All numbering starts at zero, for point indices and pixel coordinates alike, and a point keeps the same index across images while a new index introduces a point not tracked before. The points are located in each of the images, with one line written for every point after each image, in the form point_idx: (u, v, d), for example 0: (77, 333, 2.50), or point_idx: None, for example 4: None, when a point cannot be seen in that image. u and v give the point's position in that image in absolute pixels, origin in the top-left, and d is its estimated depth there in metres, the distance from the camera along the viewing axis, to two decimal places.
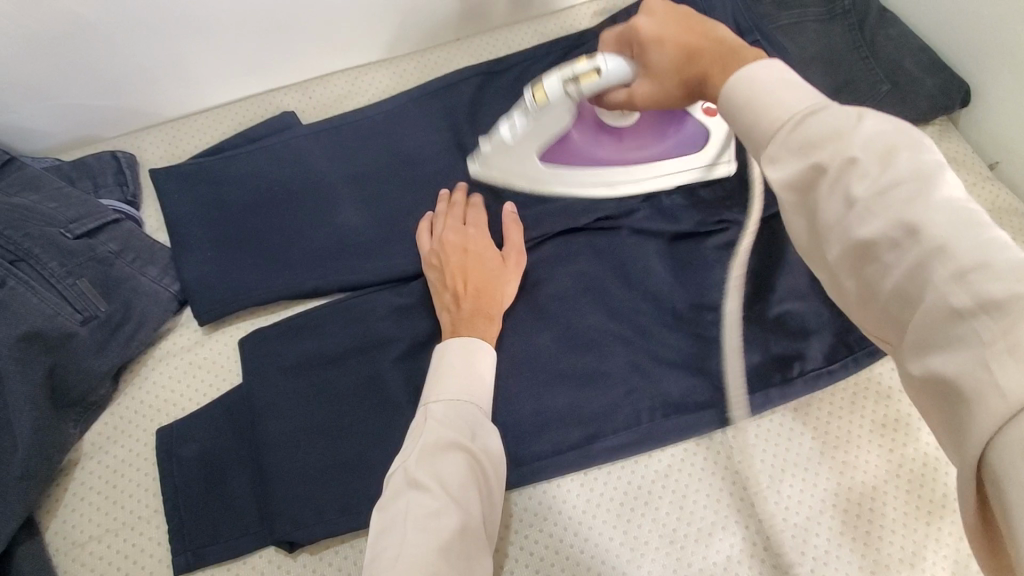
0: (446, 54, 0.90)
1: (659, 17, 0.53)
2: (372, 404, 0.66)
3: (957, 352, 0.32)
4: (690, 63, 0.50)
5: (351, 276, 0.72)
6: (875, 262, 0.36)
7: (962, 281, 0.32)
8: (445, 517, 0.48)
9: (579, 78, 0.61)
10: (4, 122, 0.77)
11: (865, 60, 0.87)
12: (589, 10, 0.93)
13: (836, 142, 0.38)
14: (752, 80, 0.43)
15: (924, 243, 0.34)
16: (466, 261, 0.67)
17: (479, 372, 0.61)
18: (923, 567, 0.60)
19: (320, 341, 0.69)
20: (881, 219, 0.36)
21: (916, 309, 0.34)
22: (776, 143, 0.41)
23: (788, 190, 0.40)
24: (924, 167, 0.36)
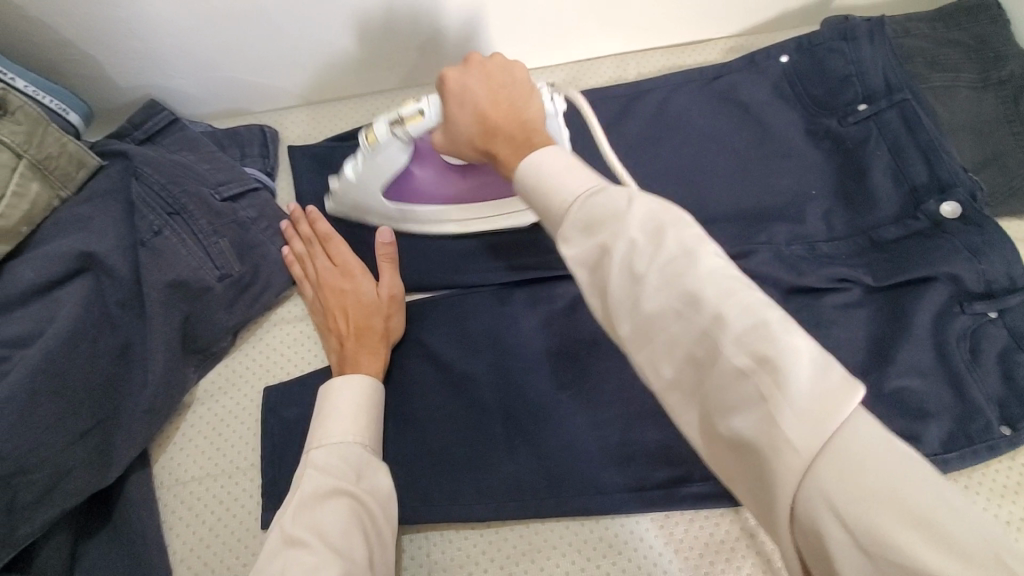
0: (577, 72, 0.92)
1: (475, 77, 0.55)
2: (471, 402, 0.68)
3: (749, 415, 0.33)
4: (484, 129, 0.53)
5: (459, 275, 0.74)
6: (662, 334, 0.37)
7: (741, 344, 0.34)
8: (326, 570, 0.46)
9: (404, 120, 0.60)
10: (173, 87, 0.85)
11: (1017, 135, 0.81)
12: (723, 46, 0.92)
13: (611, 225, 0.39)
14: (540, 164, 0.45)
15: (702, 316, 0.35)
16: (344, 300, 0.68)
17: (361, 405, 0.61)
18: None
19: (431, 331, 0.71)
20: (663, 292, 0.36)
21: (707, 375, 0.35)
22: (567, 221, 0.41)
23: (584, 270, 0.40)
24: (685, 240, 0.37)
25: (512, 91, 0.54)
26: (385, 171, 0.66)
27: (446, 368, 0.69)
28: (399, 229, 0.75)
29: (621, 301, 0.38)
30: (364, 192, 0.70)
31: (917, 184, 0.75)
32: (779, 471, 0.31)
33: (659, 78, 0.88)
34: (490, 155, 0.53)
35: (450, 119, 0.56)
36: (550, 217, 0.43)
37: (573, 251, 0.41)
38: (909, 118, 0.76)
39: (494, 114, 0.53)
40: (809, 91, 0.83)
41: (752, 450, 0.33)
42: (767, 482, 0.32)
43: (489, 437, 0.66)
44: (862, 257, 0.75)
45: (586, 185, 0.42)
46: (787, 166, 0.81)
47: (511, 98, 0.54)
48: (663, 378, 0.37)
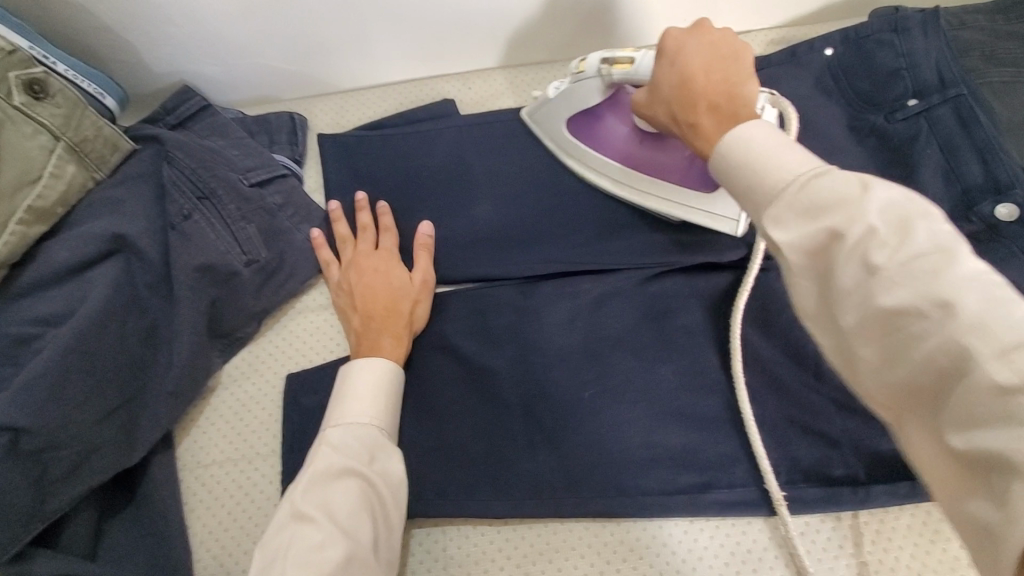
0: None
1: (699, 42, 0.50)
2: (492, 398, 0.66)
3: (1005, 434, 0.28)
4: (686, 100, 0.49)
5: (484, 268, 0.73)
6: (899, 335, 0.33)
7: (1007, 356, 0.29)
8: (330, 550, 0.47)
9: (615, 62, 0.61)
10: (206, 74, 0.85)
11: None
12: (763, 38, 0.89)
13: (841, 208, 0.35)
14: (747, 143, 0.42)
15: (954, 322, 0.31)
16: (374, 283, 0.68)
17: (379, 390, 0.60)
18: None
19: (454, 323, 0.70)
20: (906, 289, 0.33)
21: (955, 385, 0.31)
22: (781, 203, 0.38)
23: (800, 254, 0.37)
24: (940, 236, 0.33)
25: (729, 60, 0.49)
26: (581, 103, 0.68)
27: (468, 362, 0.68)
28: (562, 164, 0.75)
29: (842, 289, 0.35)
30: (547, 116, 0.73)
31: (970, 185, 0.71)
32: None
33: None
34: (687, 126, 0.49)
35: (657, 83, 0.53)
36: (756, 196, 0.41)
37: (783, 233, 0.38)
38: (964, 115, 0.72)
39: (700, 81, 0.49)
40: (855, 85, 0.79)
41: (1000, 470, 0.29)
42: (1010, 511, 0.28)
43: (509, 433, 0.65)
44: None
45: (800, 165, 0.39)
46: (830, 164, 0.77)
47: (730, 67, 0.49)
48: (884, 381, 0.35)
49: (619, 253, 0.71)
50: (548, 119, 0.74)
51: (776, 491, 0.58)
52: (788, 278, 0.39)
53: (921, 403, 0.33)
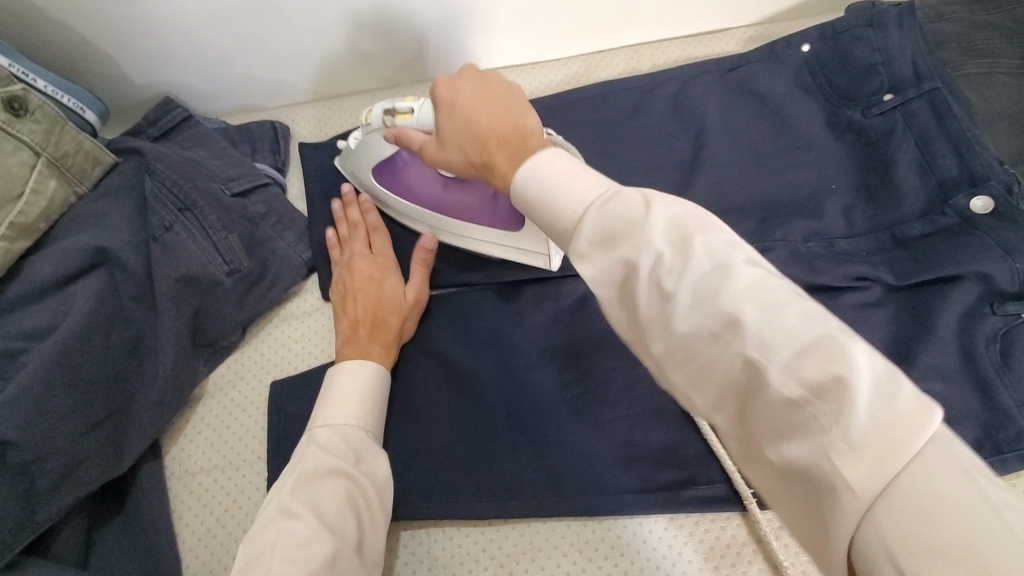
0: (591, 65, 0.90)
1: (468, 85, 0.51)
2: (473, 401, 0.67)
3: (802, 445, 0.30)
4: (475, 141, 0.49)
5: (465, 271, 0.73)
6: (700, 359, 0.34)
7: (788, 369, 0.30)
8: (316, 545, 0.47)
9: (396, 112, 0.63)
10: (188, 85, 0.86)
11: None
12: (743, 35, 0.89)
13: (630, 239, 0.36)
14: (536, 181, 0.42)
15: (740, 340, 0.32)
16: (368, 288, 0.69)
17: (365, 395, 0.61)
18: None
19: (435, 327, 0.71)
20: (697, 313, 0.34)
21: (754, 400, 0.32)
22: (579, 237, 0.39)
23: (609, 288, 0.38)
24: (717, 251, 0.34)
25: (502, 97, 0.50)
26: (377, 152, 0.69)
27: (450, 365, 0.69)
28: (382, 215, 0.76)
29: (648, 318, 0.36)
30: (355, 161, 0.74)
31: (946, 177, 0.71)
32: (836, 510, 0.28)
33: (674, 69, 0.85)
34: (485, 165, 0.49)
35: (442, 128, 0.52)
36: (560, 233, 0.41)
37: (587, 269, 0.39)
38: (939, 108, 0.72)
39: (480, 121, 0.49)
40: (831, 81, 0.79)
41: (806, 480, 0.30)
42: (821, 516, 0.30)
43: (491, 434, 0.65)
44: (884, 254, 0.72)
45: (596, 194, 0.40)
46: (807, 160, 0.78)
47: (502, 105, 0.49)
48: (702, 405, 0.36)
49: None
50: (357, 166, 0.74)
51: (747, 493, 0.58)
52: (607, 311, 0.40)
53: (733, 418, 0.35)
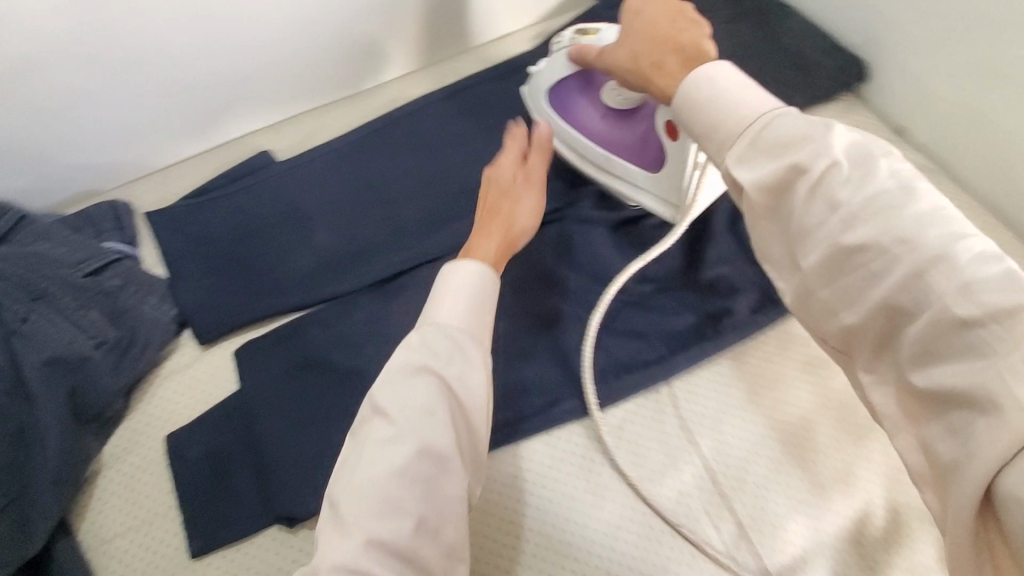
0: (405, 85, 1.02)
1: (654, 7, 0.61)
2: (355, 396, 0.72)
3: (969, 364, 0.37)
4: (658, 49, 0.59)
5: (329, 287, 0.80)
6: (855, 270, 0.43)
7: (967, 291, 0.38)
8: (398, 446, 0.47)
9: (585, 32, 0.77)
10: (14, 188, 0.86)
11: (769, 51, 0.96)
12: (523, 36, 1.06)
13: (801, 147, 0.46)
14: (715, 80, 0.51)
15: (914, 253, 0.40)
16: (499, 198, 0.68)
17: (465, 291, 0.56)
18: (856, 484, 0.65)
19: (305, 343, 0.77)
20: (869, 226, 0.42)
21: (913, 320, 0.40)
22: (746, 144, 0.48)
23: (763, 190, 0.47)
24: (903, 180, 0.43)
25: (691, 22, 0.58)
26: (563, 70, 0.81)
27: (328, 368, 0.74)
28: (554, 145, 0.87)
29: (805, 228, 0.46)
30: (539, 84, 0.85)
31: None
32: (993, 432, 0.35)
33: (475, 76, 1.00)
34: (658, 79, 0.58)
35: (627, 38, 0.63)
36: (723, 131, 0.50)
37: (732, 157, 0.49)
38: None
39: (664, 34, 0.59)
40: None
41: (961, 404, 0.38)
42: (970, 438, 0.37)
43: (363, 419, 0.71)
44: None
45: (763, 108, 0.49)
46: None
47: (686, 25, 0.59)
48: (845, 324, 0.45)
49: (444, 239, 0.83)
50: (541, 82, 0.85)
51: (593, 405, 0.70)
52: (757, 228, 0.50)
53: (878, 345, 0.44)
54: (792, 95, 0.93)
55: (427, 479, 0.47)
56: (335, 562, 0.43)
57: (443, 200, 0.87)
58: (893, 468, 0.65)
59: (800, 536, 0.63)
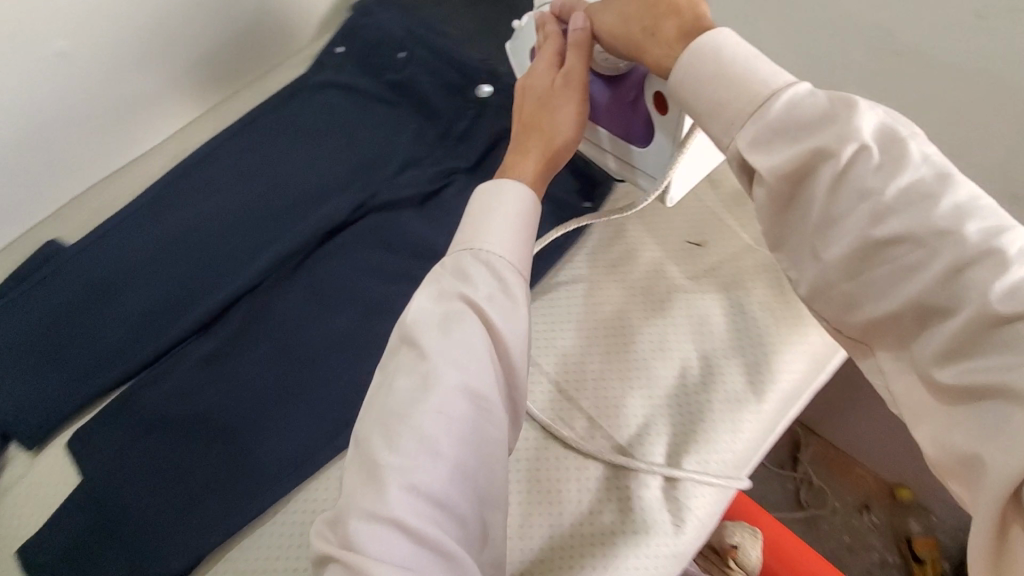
0: (187, 136, 1.03)
1: None
2: (207, 438, 0.72)
3: (1015, 359, 0.39)
4: (652, 11, 0.58)
5: (154, 345, 0.79)
6: (882, 262, 0.45)
7: (1009, 290, 0.39)
8: (436, 381, 0.49)
9: None
10: None
11: (511, 18, 1.07)
12: (294, 62, 1.11)
13: (830, 130, 0.46)
14: (716, 53, 0.51)
15: (941, 254, 0.42)
16: (532, 106, 0.65)
17: (500, 217, 0.57)
18: (671, 348, 0.73)
19: (141, 408, 0.74)
20: (900, 221, 0.43)
21: (948, 320, 0.42)
22: (768, 126, 0.48)
23: (780, 177, 0.48)
24: (938, 170, 0.44)
25: None
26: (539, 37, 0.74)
27: (172, 423, 0.73)
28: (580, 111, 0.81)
29: (829, 217, 0.46)
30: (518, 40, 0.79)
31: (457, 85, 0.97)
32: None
33: (255, 108, 1.02)
34: (656, 45, 0.57)
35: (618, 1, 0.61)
36: (739, 104, 0.49)
37: (744, 140, 0.49)
38: (430, 45, 1.00)
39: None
40: (364, 63, 1.03)
41: (988, 396, 0.40)
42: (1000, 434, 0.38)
43: (220, 456, 0.71)
44: (454, 149, 0.92)
45: (780, 84, 0.48)
46: (375, 117, 0.98)
47: None
48: (869, 315, 0.46)
49: (260, 262, 0.83)
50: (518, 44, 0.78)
51: None
52: (761, 214, 0.51)
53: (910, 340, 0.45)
54: None
55: (463, 418, 0.48)
56: (370, 510, 0.45)
57: (253, 228, 0.88)
58: (696, 323, 0.75)
59: (640, 406, 0.70)
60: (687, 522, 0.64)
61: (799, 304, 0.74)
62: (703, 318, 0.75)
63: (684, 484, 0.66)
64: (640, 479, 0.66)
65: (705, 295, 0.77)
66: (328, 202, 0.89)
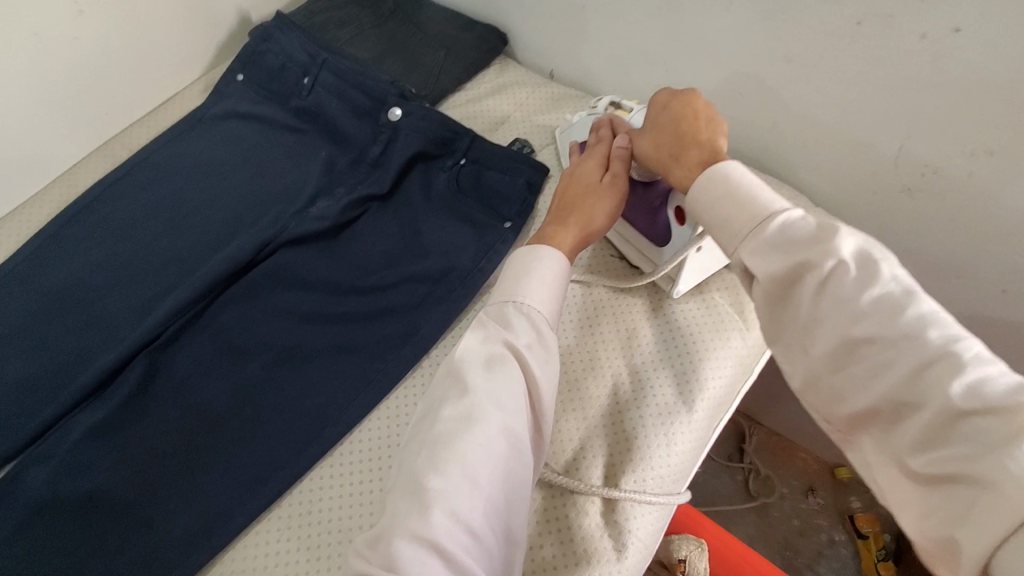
0: (74, 180, 0.95)
1: (679, 100, 0.63)
2: (104, 517, 0.65)
3: (971, 444, 0.40)
4: (679, 137, 0.61)
5: (39, 417, 0.71)
6: (861, 356, 0.46)
7: (971, 395, 0.41)
8: (482, 418, 0.49)
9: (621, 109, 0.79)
10: None
11: (421, 37, 1.05)
12: (193, 92, 1.05)
13: (818, 248, 0.48)
14: (729, 180, 0.55)
15: (907, 359, 0.44)
16: (571, 190, 0.69)
17: (539, 269, 0.60)
18: (601, 365, 0.72)
19: (24, 492, 0.66)
20: (873, 326, 0.45)
21: (914, 411, 0.43)
22: (765, 239, 0.51)
23: (772, 281, 0.50)
24: (912, 298, 0.45)
25: (709, 116, 0.62)
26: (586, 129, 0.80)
27: (60, 506, 0.65)
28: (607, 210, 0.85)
29: (810, 319, 0.49)
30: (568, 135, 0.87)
31: (366, 109, 0.91)
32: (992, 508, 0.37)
33: (150, 144, 0.94)
34: (679, 166, 0.60)
35: (653, 122, 0.65)
36: (737, 224, 0.53)
37: (747, 249, 0.52)
38: (336, 70, 0.93)
39: (686, 126, 0.61)
40: (268, 90, 0.97)
41: (959, 481, 0.40)
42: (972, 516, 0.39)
43: (120, 537, 0.64)
44: (368, 178, 0.89)
45: (778, 208, 0.52)
46: (283, 147, 0.94)
47: (705, 119, 0.61)
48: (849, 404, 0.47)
49: (157, 315, 0.76)
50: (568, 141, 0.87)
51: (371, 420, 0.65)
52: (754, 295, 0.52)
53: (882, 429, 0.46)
54: (454, 69, 1.02)
55: (501, 456, 0.49)
56: (413, 532, 0.44)
57: (152, 277, 0.81)
58: (625, 339, 0.74)
59: (575, 429, 0.68)
60: (629, 546, 0.62)
61: (720, 310, 0.75)
62: (631, 332, 0.75)
63: (623, 504, 0.64)
64: (579, 506, 0.64)
65: (632, 309, 0.77)
66: (233, 242, 0.83)
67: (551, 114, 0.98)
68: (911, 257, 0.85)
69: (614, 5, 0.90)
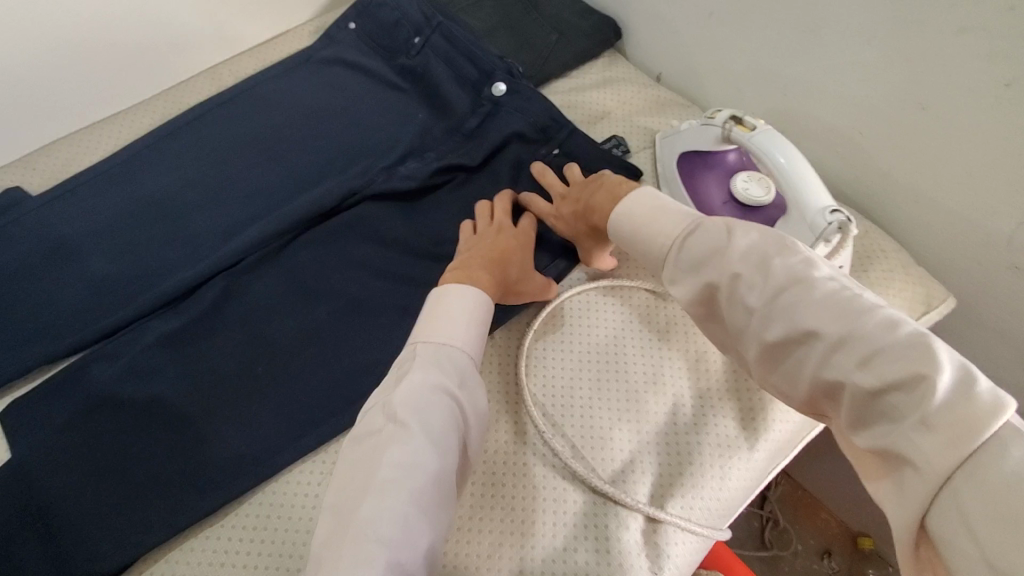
0: (178, 95, 0.97)
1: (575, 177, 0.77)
2: (157, 426, 0.66)
3: (887, 423, 0.44)
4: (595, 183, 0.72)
5: (112, 316, 0.73)
6: (791, 357, 0.51)
7: (866, 366, 0.45)
8: (422, 460, 0.50)
9: (740, 125, 0.76)
10: None
11: (536, 18, 1.03)
12: (304, 31, 1.06)
13: (715, 260, 0.56)
14: (640, 208, 0.65)
15: (819, 342, 0.48)
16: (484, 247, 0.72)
17: (470, 317, 0.62)
18: (664, 383, 0.70)
19: (88, 385, 0.68)
20: (779, 324, 0.51)
21: (842, 392, 0.47)
22: (675, 267, 0.60)
23: (692, 305, 0.59)
24: (798, 278, 0.51)
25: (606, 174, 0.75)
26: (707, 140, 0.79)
27: (118, 405, 0.67)
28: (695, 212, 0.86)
29: (737, 329, 0.56)
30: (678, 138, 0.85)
31: (472, 81, 0.91)
32: (917, 483, 0.41)
33: (255, 76, 0.95)
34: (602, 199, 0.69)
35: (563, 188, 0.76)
36: (659, 237, 0.62)
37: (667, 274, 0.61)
38: (448, 35, 0.92)
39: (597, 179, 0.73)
40: (379, 43, 0.97)
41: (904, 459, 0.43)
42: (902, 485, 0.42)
43: (169, 448, 0.65)
44: (461, 147, 0.87)
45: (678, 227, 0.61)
46: (382, 100, 0.93)
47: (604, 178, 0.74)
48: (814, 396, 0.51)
49: (239, 243, 0.77)
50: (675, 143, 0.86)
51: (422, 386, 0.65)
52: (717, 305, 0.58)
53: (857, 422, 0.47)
54: (562, 56, 1.01)
55: (435, 501, 0.50)
56: None
57: (236, 204, 0.82)
58: (694, 361, 0.72)
59: (628, 441, 0.67)
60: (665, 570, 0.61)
61: None
62: (701, 356, 0.72)
63: (666, 527, 0.63)
64: (622, 519, 0.62)
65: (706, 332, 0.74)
66: (320, 186, 0.84)
67: (654, 119, 0.95)
68: (1005, 338, 0.79)
69: (744, 18, 0.86)
